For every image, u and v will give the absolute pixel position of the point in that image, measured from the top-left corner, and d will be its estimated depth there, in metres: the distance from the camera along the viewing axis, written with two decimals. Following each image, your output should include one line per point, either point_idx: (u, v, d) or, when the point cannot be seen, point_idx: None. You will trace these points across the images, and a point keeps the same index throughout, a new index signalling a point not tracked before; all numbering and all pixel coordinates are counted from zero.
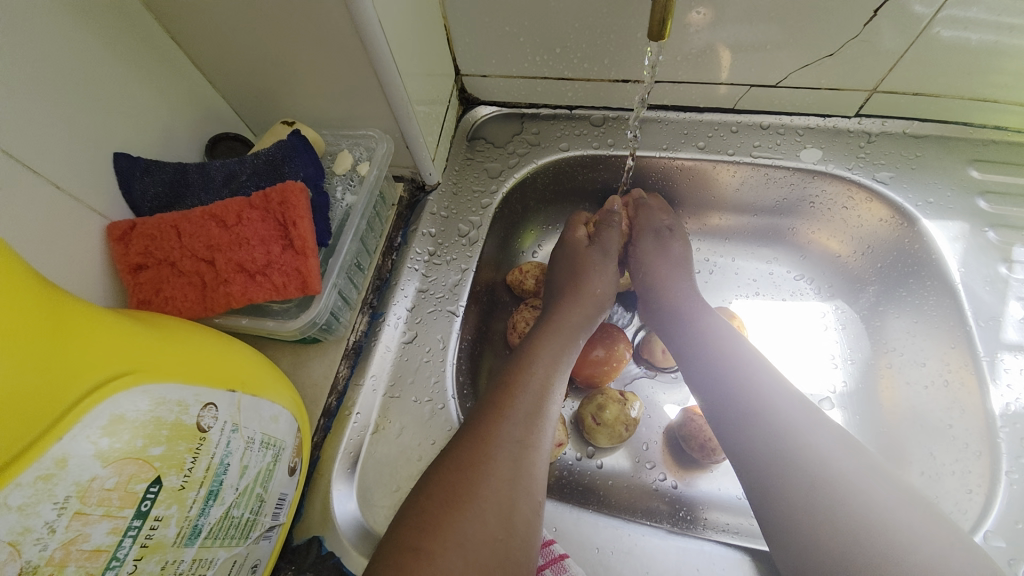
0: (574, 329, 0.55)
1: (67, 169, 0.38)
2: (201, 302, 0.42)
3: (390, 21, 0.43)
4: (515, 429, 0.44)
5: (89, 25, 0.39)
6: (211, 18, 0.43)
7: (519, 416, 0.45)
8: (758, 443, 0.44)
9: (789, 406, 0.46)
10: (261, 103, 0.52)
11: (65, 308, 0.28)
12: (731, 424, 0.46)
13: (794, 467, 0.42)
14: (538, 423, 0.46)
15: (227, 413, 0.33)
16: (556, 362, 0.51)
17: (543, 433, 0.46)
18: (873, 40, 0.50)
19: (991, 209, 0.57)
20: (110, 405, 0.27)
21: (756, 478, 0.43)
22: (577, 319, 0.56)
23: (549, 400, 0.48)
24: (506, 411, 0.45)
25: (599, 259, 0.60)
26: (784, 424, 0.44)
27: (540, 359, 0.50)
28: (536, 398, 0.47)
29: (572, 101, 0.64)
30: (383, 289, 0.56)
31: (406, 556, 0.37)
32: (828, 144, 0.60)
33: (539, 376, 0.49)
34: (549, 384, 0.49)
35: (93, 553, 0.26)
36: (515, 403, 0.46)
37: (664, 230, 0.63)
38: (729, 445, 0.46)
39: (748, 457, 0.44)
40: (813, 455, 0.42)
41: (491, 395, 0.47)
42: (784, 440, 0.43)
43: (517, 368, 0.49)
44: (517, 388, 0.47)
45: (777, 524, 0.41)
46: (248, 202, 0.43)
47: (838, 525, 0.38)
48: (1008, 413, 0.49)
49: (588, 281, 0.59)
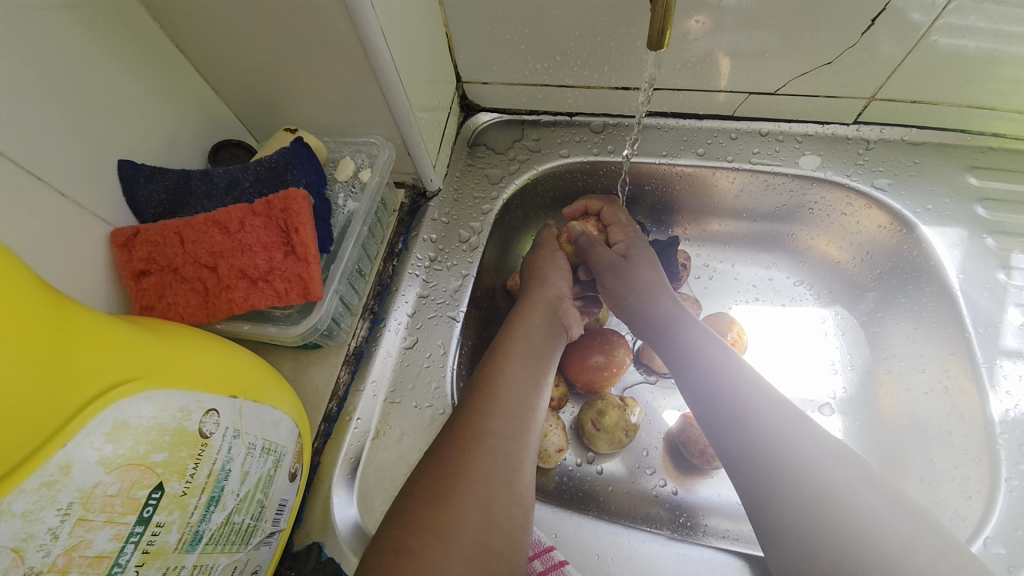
0: (542, 321, 0.55)
1: (72, 176, 0.39)
2: (203, 308, 0.42)
3: (392, 29, 0.43)
4: (490, 421, 0.45)
5: (94, 32, 0.40)
6: (216, 27, 0.44)
7: (495, 408, 0.46)
8: (748, 448, 0.45)
9: (780, 414, 0.46)
10: (264, 110, 0.53)
11: (69, 315, 0.28)
12: (722, 428, 0.47)
13: (786, 474, 0.42)
14: (513, 412, 0.46)
15: (229, 419, 0.33)
16: (523, 354, 0.51)
17: (522, 424, 0.46)
18: (871, 49, 0.50)
19: (989, 215, 0.57)
20: (113, 412, 0.27)
21: (753, 487, 0.43)
22: (539, 309, 0.56)
23: (524, 390, 0.48)
24: (481, 406, 0.46)
25: (543, 254, 0.61)
26: (775, 430, 0.45)
27: (510, 352, 0.51)
28: (510, 390, 0.47)
29: (572, 108, 0.64)
30: (384, 294, 0.56)
31: (387, 555, 0.36)
32: (827, 151, 0.61)
33: (511, 368, 0.49)
34: (522, 375, 0.49)
35: (96, 559, 0.26)
36: (488, 397, 0.46)
37: (617, 262, 0.60)
38: (722, 452, 0.47)
39: (741, 462, 0.45)
40: (806, 462, 0.42)
41: (466, 393, 0.48)
42: (774, 446, 0.44)
43: (487, 365, 0.50)
44: (487, 382, 0.48)
45: (772, 530, 0.41)
46: (251, 209, 0.43)
47: (830, 532, 0.38)
48: (1007, 419, 0.49)
49: (558, 274, 0.59)
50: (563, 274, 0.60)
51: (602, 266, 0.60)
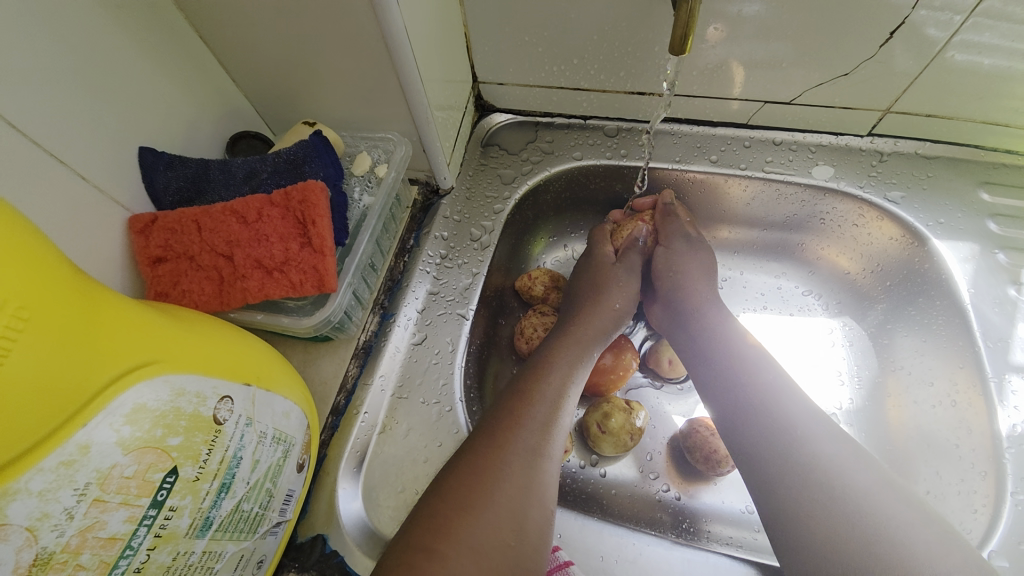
0: (591, 341, 0.55)
1: (93, 161, 0.39)
2: (218, 297, 0.42)
3: (414, 26, 0.44)
4: (529, 437, 0.45)
5: (119, 20, 0.40)
6: (238, 18, 0.44)
7: (535, 424, 0.45)
8: (759, 438, 0.45)
9: (795, 404, 0.46)
10: (282, 102, 0.53)
11: (92, 295, 0.28)
12: (739, 412, 0.47)
13: (789, 469, 0.42)
14: (552, 433, 0.46)
15: (242, 407, 0.34)
16: (572, 370, 0.51)
17: (556, 443, 0.46)
18: (886, 62, 0.51)
19: (1001, 231, 0.57)
20: (133, 394, 0.27)
21: (763, 478, 0.44)
22: (591, 331, 0.56)
23: (561, 410, 0.48)
24: (520, 419, 0.45)
25: (624, 277, 0.62)
26: (789, 423, 0.45)
27: (558, 367, 0.51)
28: (549, 406, 0.47)
29: (586, 111, 0.65)
30: (395, 290, 0.56)
31: (417, 555, 0.37)
32: (840, 161, 0.61)
33: (554, 386, 0.49)
34: (563, 395, 0.49)
35: (108, 541, 0.26)
36: (530, 411, 0.46)
37: (695, 236, 0.63)
38: (732, 439, 0.47)
39: (754, 452, 0.45)
40: (814, 459, 0.42)
41: (505, 401, 0.48)
42: (788, 437, 0.44)
43: (528, 382, 0.49)
44: (534, 397, 0.48)
45: (789, 522, 0.41)
46: (269, 200, 0.43)
47: (828, 536, 0.39)
48: (1015, 434, 0.49)
49: (609, 295, 0.60)
50: (631, 303, 0.61)
51: (677, 234, 0.63)
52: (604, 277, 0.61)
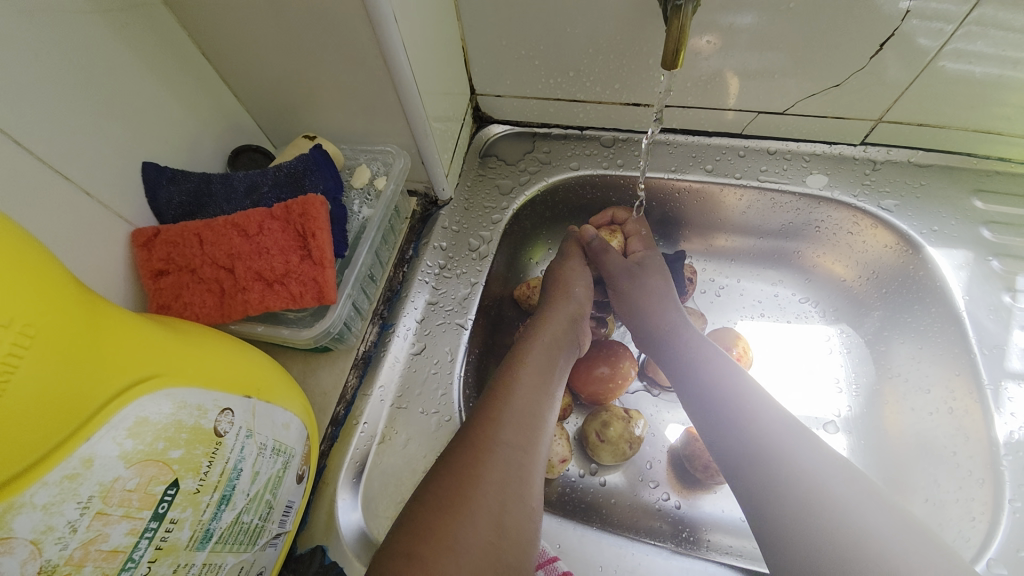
0: (565, 336, 0.56)
1: (97, 176, 0.40)
2: (219, 308, 0.43)
3: (412, 40, 0.45)
4: (511, 435, 0.45)
5: (125, 38, 0.41)
6: (240, 35, 0.45)
7: (515, 423, 0.46)
8: (739, 446, 0.46)
9: (773, 419, 0.47)
10: (283, 116, 0.54)
11: (97, 311, 0.28)
12: (719, 429, 0.48)
13: (772, 479, 0.43)
14: (534, 430, 0.46)
15: (243, 418, 0.34)
16: (548, 367, 0.52)
17: (539, 441, 0.46)
18: (878, 72, 0.52)
19: (994, 238, 0.57)
20: (135, 408, 0.28)
21: (749, 487, 0.44)
22: (565, 326, 0.56)
23: (542, 408, 0.48)
24: (499, 417, 0.46)
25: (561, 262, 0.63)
26: (772, 436, 0.45)
27: (534, 365, 0.51)
28: (529, 405, 0.48)
29: (583, 121, 0.65)
30: (394, 299, 0.57)
31: (400, 562, 0.37)
32: (835, 171, 0.62)
33: (531, 384, 0.49)
34: (542, 393, 0.49)
35: (111, 554, 0.26)
36: (511, 410, 0.46)
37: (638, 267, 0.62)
38: (715, 450, 0.48)
39: (735, 463, 0.46)
40: (793, 467, 0.43)
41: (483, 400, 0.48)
42: (771, 447, 0.45)
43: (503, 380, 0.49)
44: (510, 396, 0.48)
45: (775, 525, 0.41)
46: (270, 213, 0.44)
47: (813, 545, 0.39)
48: (1012, 441, 0.50)
49: (569, 283, 0.60)
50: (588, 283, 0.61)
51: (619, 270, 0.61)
52: (562, 278, 0.60)
